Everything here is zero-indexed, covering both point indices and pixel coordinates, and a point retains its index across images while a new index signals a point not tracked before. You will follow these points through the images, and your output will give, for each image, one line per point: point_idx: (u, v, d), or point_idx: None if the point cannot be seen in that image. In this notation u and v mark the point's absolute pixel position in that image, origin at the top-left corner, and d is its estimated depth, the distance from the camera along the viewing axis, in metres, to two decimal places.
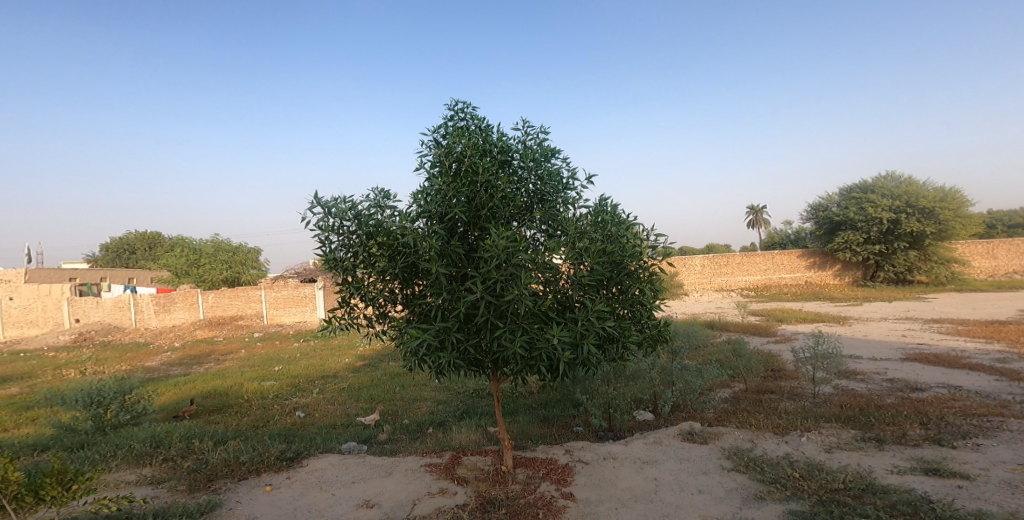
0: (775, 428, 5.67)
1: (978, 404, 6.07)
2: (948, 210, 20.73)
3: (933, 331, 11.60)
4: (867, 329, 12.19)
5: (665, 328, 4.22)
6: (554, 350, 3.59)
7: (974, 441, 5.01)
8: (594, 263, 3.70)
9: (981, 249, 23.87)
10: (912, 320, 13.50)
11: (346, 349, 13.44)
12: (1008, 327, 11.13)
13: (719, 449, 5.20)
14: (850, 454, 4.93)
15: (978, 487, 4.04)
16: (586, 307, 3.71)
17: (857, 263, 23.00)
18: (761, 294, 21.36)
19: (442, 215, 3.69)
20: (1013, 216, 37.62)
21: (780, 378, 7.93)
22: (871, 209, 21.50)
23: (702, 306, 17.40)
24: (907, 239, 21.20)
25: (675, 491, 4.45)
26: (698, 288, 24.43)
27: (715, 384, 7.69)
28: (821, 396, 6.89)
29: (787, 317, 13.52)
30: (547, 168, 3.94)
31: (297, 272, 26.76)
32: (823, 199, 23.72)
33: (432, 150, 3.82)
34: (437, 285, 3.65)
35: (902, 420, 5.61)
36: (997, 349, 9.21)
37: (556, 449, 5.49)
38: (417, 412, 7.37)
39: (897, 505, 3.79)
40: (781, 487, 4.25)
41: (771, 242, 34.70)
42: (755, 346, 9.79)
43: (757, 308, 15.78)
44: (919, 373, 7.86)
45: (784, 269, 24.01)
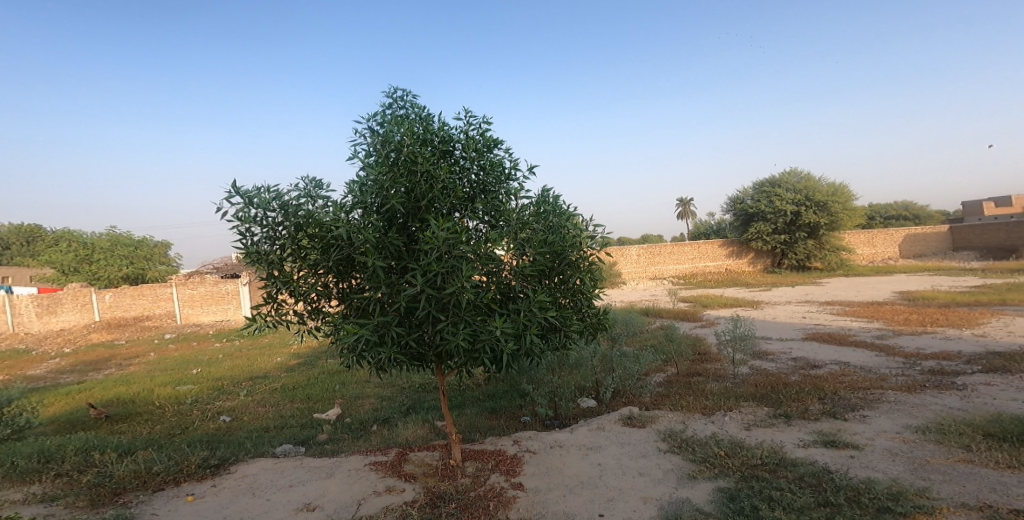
0: (703, 409, 6.00)
1: (863, 378, 6.79)
2: (839, 203, 22.94)
3: (826, 312, 12.89)
4: (775, 311, 13.31)
5: (604, 317, 4.28)
6: (498, 342, 3.54)
7: (862, 412, 5.58)
8: (535, 253, 3.72)
9: (864, 238, 26.73)
10: (811, 302, 14.92)
11: (279, 348, 12.70)
12: (885, 308, 12.61)
13: (656, 431, 5.43)
14: (765, 430, 5.32)
15: (866, 455, 4.49)
16: (528, 297, 3.70)
17: (767, 252, 24.96)
18: (689, 281, 22.50)
19: (379, 207, 3.53)
20: (889, 209, 42.37)
21: (707, 361, 8.43)
22: (778, 201, 23.36)
23: (639, 295, 18.12)
24: (806, 229, 23.31)
25: (619, 475, 4.60)
26: (634, 277, 24.99)
27: (650, 369, 8.05)
28: (740, 376, 7.41)
29: (710, 302, 14.41)
30: (489, 159, 3.87)
31: (216, 267, 24.86)
32: (738, 193, 25.41)
33: (367, 139, 3.65)
34: (375, 279, 3.49)
35: (804, 395, 6.15)
36: (878, 327, 10.39)
37: (504, 440, 5.50)
38: (360, 409, 7.12)
39: (804, 476, 4.14)
40: (709, 465, 4.51)
41: (699, 232, 36.74)
42: (685, 331, 10.35)
43: (686, 295, 16.67)
44: (818, 351, 8.67)
45: (708, 258, 25.32)
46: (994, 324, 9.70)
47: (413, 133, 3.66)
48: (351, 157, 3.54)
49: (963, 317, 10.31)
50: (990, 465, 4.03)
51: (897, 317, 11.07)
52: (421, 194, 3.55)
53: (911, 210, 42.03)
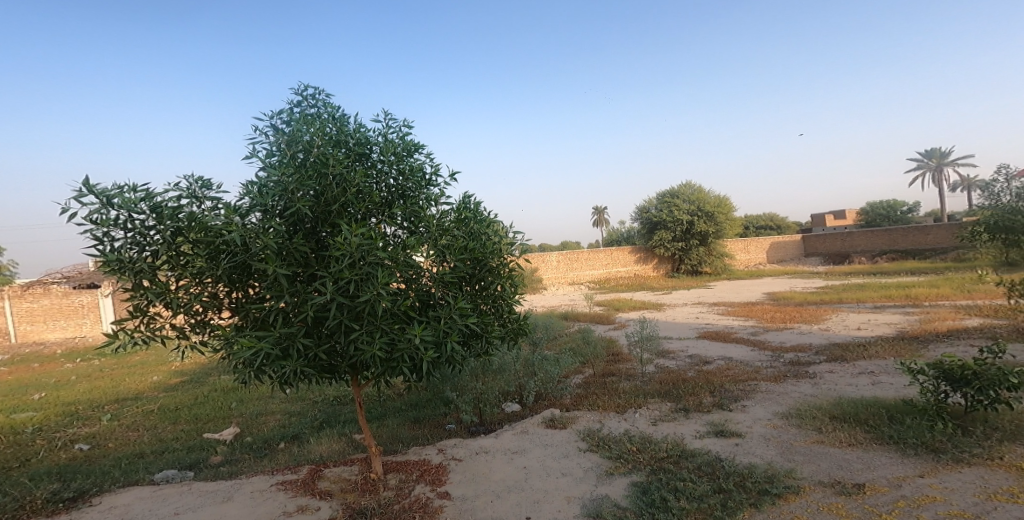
0: (617, 407, 6.26)
1: (742, 371, 7.38)
2: (723, 214, 25.33)
3: (714, 312, 14.17)
4: (674, 312, 14.39)
5: (524, 322, 4.23)
6: (417, 351, 3.32)
7: (742, 403, 5.90)
8: (456, 260, 3.59)
9: (741, 245, 29.30)
10: (702, 303, 16.33)
11: (153, 366, 11.52)
12: (758, 307, 14.13)
13: (575, 432, 5.51)
14: (668, 424, 5.45)
15: (748, 442, 4.50)
16: (448, 304, 3.52)
17: (668, 258, 26.89)
18: (604, 286, 23.20)
19: (282, 210, 3.18)
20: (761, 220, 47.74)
21: (619, 360, 8.87)
22: (676, 211, 25.30)
23: (557, 298, 18.75)
24: (698, 237, 25.49)
25: (543, 477, 4.58)
26: (554, 282, 24.07)
27: (569, 371, 8.32)
28: (647, 374, 7.86)
29: (621, 305, 15.20)
30: (409, 164, 3.66)
31: (65, 275, 21.84)
32: (643, 203, 27.07)
33: (270, 138, 3.28)
34: (276, 287, 3.13)
35: (699, 390, 6.56)
36: (753, 324, 11.61)
37: (427, 450, 5.41)
38: (264, 427, 6.65)
39: (701, 466, 4.08)
40: (624, 462, 4.52)
41: (613, 239, 38.50)
42: (599, 333, 10.84)
43: (602, 299, 17.42)
44: (708, 347, 9.46)
45: (619, 264, 26.17)
46: (839, 318, 11.21)
47: (324, 134, 3.35)
48: (250, 156, 3.16)
49: (812, 314, 11.84)
50: (837, 444, 4.12)
51: (767, 315, 12.42)
52: (332, 198, 3.25)
53: (778, 222, 47.64)
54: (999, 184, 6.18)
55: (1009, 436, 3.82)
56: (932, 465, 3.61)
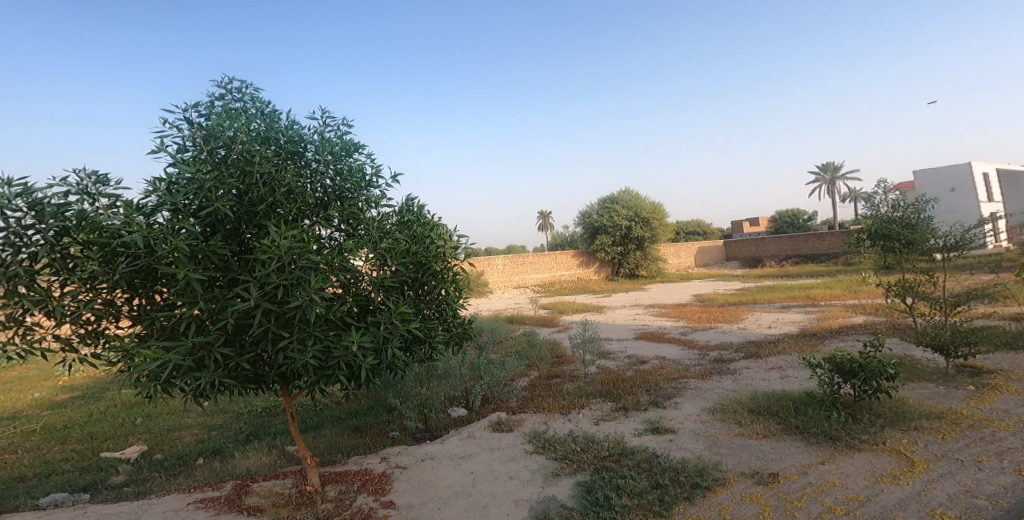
0: (561, 408, 6.21)
1: (674, 369, 7.64)
2: (658, 220, 26.44)
3: (650, 313, 14.73)
4: (614, 315, 14.81)
5: (471, 326, 3.97)
6: (355, 358, 3.01)
7: (674, 400, 5.99)
8: (398, 264, 3.26)
9: (671, 250, 30.90)
10: (638, 305, 16.93)
11: (36, 381, 10.48)
12: (688, 308, 14.82)
13: (523, 434, 5.35)
14: (609, 423, 5.43)
15: (681, 437, 4.53)
16: (389, 309, 3.22)
17: (608, 262, 27.68)
18: (548, 290, 23.47)
19: (197, 210, 2.77)
20: (689, 227, 50.37)
21: (563, 363, 8.97)
22: (615, 217, 26.14)
23: (502, 302, 18.88)
24: (635, 242, 26.44)
25: (491, 480, 4.38)
26: (500, 287, 24.00)
27: (515, 375, 8.30)
28: (590, 375, 7.98)
29: (564, 309, 15.48)
30: (348, 164, 3.34)
31: None
32: (585, 209, 27.73)
33: (184, 131, 2.87)
34: (187, 294, 2.73)
35: (636, 389, 6.66)
36: (683, 324, 12.15)
37: (370, 459, 5.17)
38: (178, 442, 6.23)
39: (639, 463, 4.08)
40: (569, 462, 4.40)
41: (556, 244, 39.33)
42: (544, 336, 10.96)
43: (546, 302, 17.65)
44: (645, 348, 9.78)
45: (564, 267, 26.53)
46: (754, 318, 11.98)
47: (250, 129, 2.97)
48: (158, 150, 2.74)
49: (732, 314, 12.58)
50: (755, 436, 4.25)
51: (694, 316, 13.06)
52: (258, 198, 2.87)
53: (705, 228, 50.46)
54: (878, 195, 6.13)
55: (888, 422, 4.16)
56: (830, 452, 3.82)
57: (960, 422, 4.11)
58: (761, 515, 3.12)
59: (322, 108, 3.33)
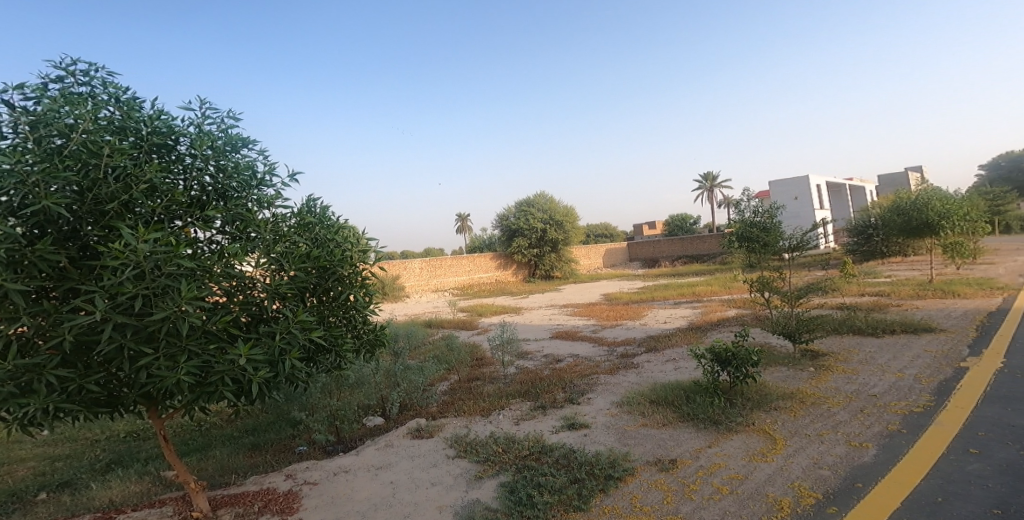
0: (482, 411, 6.19)
1: (587, 366, 7.93)
2: (570, 223, 27.42)
3: (565, 313, 15.22)
4: (531, 315, 15.10)
5: (383, 332, 3.66)
6: (242, 372, 2.61)
7: (588, 395, 6.23)
8: (296, 270, 2.97)
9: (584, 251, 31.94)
10: (554, 306, 17.43)
11: None
12: (599, 307, 15.51)
13: (443, 440, 5.24)
14: (529, 423, 5.52)
15: (596, 431, 4.70)
16: (285, 318, 2.87)
17: (525, 264, 28.16)
18: (468, 292, 23.33)
19: (20, 208, 2.24)
20: (596, 230, 52.90)
21: (483, 365, 9.00)
22: (531, 219, 26.72)
23: (419, 307, 18.49)
24: (550, 244, 27.23)
25: (411, 489, 4.18)
26: (417, 290, 23.05)
27: (434, 379, 8.17)
28: (509, 376, 8.05)
29: (483, 311, 15.53)
30: (233, 161, 2.93)
31: None
32: (502, 211, 28.02)
33: (6, 115, 2.34)
34: (8, 311, 2.22)
35: (552, 387, 6.83)
36: (595, 322, 12.68)
37: (273, 477, 4.74)
38: (11, 477, 5.28)
39: (558, 459, 4.18)
40: (492, 464, 4.38)
41: (471, 247, 39.45)
42: (463, 339, 10.92)
43: (464, 305, 17.58)
44: (561, 347, 10.07)
45: (482, 270, 26.51)
46: (653, 314, 12.81)
47: (98, 117, 2.48)
48: None
49: (635, 311, 13.38)
50: (657, 425, 4.53)
51: (604, 314, 13.68)
52: (107, 196, 2.39)
53: (613, 232, 53.27)
54: (742, 201, 6.48)
55: (755, 403, 4.59)
56: (715, 435, 4.14)
57: (805, 400, 4.65)
58: (664, 500, 3.27)
59: (201, 99, 2.93)
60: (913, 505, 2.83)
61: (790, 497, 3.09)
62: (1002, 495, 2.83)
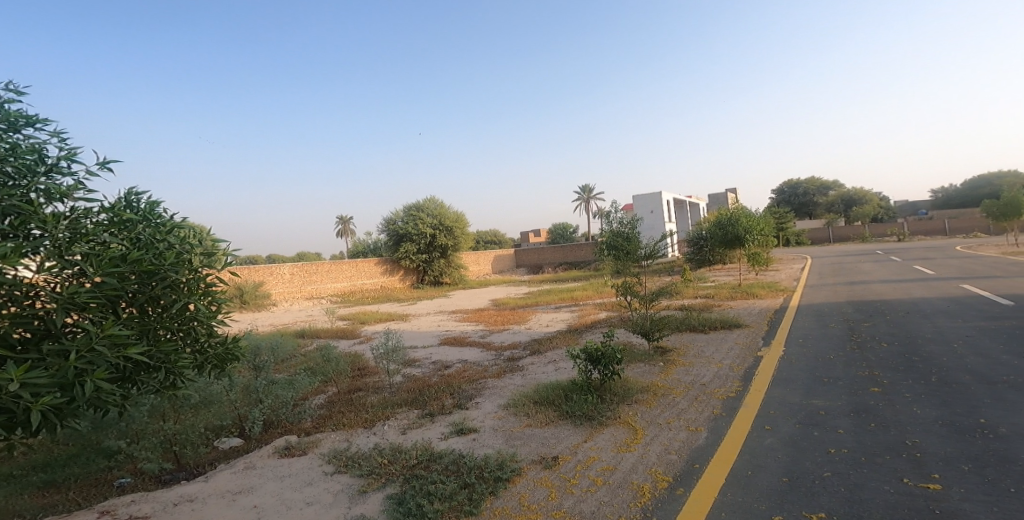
0: (365, 422, 5.98)
1: (476, 371, 8.02)
2: (460, 228, 27.67)
3: (454, 319, 15.24)
4: (419, 322, 14.90)
5: (235, 344, 3.28)
6: (15, 402, 2.00)
7: (477, 400, 6.31)
8: (105, 276, 2.31)
9: (474, 258, 32.12)
10: (443, 312, 17.37)
11: None
12: (489, 312, 15.78)
13: (319, 456, 4.98)
14: (417, 431, 5.46)
15: (484, 435, 4.78)
16: (87, 334, 2.27)
17: (413, 269, 27.75)
18: (347, 299, 22.27)
19: None
20: (485, 236, 53.82)
21: (365, 375, 8.70)
22: (420, 224, 26.55)
23: (291, 316, 17.23)
24: (439, 250, 27.21)
25: (281, 511, 3.90)
26: (287, 298, 21.29)
27: (308, 392, 7.76)
28: (395, 385, 7.85)
29: (367, 318, 15.04)
30: (8, 141, 2.22)
31: None
32: (391, 215, 27.37)
33: None
34: None
35: (441, 394, 6.79)
36: (484, 327, 12.87)
37: (81, 516, 4.09)
38: None
39: (448, 465, 4.16)
40: (377, 476, 4.23)
41: (353, 251, 37.92)
42: (342, 349, 10.42)
43: (345, 313, 16.78)
44: (449, 353, 10.06)
45: (365, 276, 25.26)
46: (537, 318, 13.38)
47: None
48: None
49: (522, 316, 13.82)
50: (541, 424, 4.74)
51: (492, 319, 13.96)
52: None
53: (501, 239, 54.57)
54: (610, 212, 7.04)
55: (620, 397, 5.01)
56: (589, 430, 4.44)
57: (657, 391, 5.17)
58: (549, 496, 3.41)
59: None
60: (738, 483, 3.20)
61: (649, 483, 3.41)
62: (790, 463, 3.37)
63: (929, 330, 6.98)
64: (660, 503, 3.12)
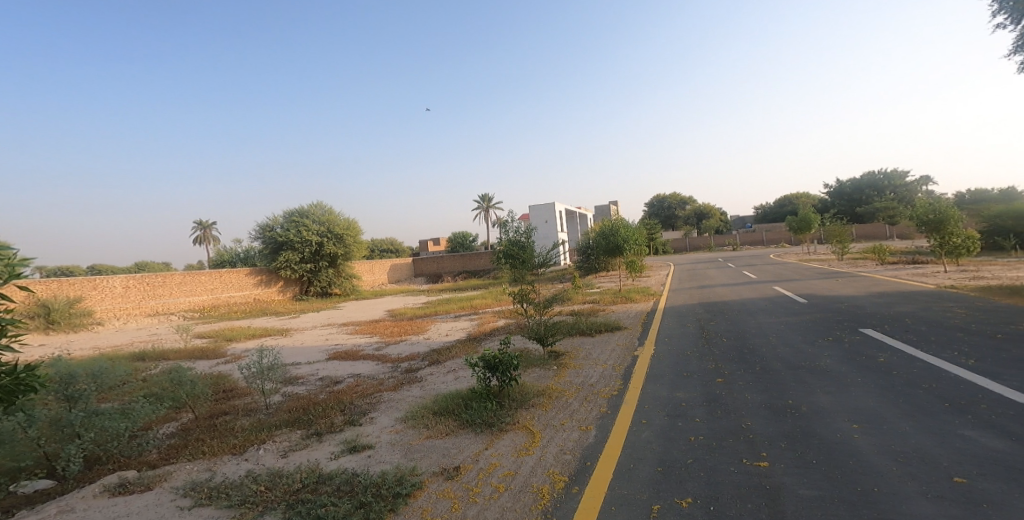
0: (234, 449, 5.20)
1: (370, 385, 7.73)
2: (351, 236, 26.59)
3: (343, 332, 14.51)
4: (302, 336, 14.01)
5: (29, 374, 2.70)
6: None
7: (371, 415, 6.07)
8: None
9: (369, 266, 30.94)
10: (331, 325, 16.52)
11: None
12: (382, 323, 15.30)
13: (168, 490, 4.24)
14: (301, 452, 5.04)
15: (380, 450, 4.62)
16: None
17: (295, 280, 26.14)
18: (207, 314, 20.11)
19: None
20: (377, 244, 52.18)
21: (232, 398, 7.87)
22: (305, 232, 25.19)
23: (129, 335, 15.19)
24: (327, 259, 25.97)
25: None
26: (124, 314, 18.66)
27: (155, 423, 6.70)
28: (273, 406, 7.16)
29: (235, 336, 13.75)
30: None
31: None
32: (268, 220, 25.54)
33: None
34: None
35: (329, 411, 6.38)
36: (378, 339, 12.44)
37: None
38: None
39: (339, 486, 3.93)
40: (251, 505, 3.82)
41: (222, 260, 34.68)
42: (203, 372, 9.41)
43: (202, 331, 15.22)
44: (337, 368, 9.59)
45: (231, 288, 23.09)
46: (436, 328, 13.25)
47: None
48: None
49: (419, 326, 13.57)
50: (440, 435, 4.68)
51: (387, 330, 13.57)
52: None
53: (395, 247, 53.27)
54: (512, 222, 7.19)
55: (518, 402, 5.10)
56: (489, 437, 4.46)
57: (552, 394, 5.34)
58: (452, 508, 3.36)
59: None
60: (621, 477, 3.38)
61: (548, 484, 3.49)
62: (663, 454, 3.63)
63: (760, 325, 8.01)
64: (559, 503, 3.20)
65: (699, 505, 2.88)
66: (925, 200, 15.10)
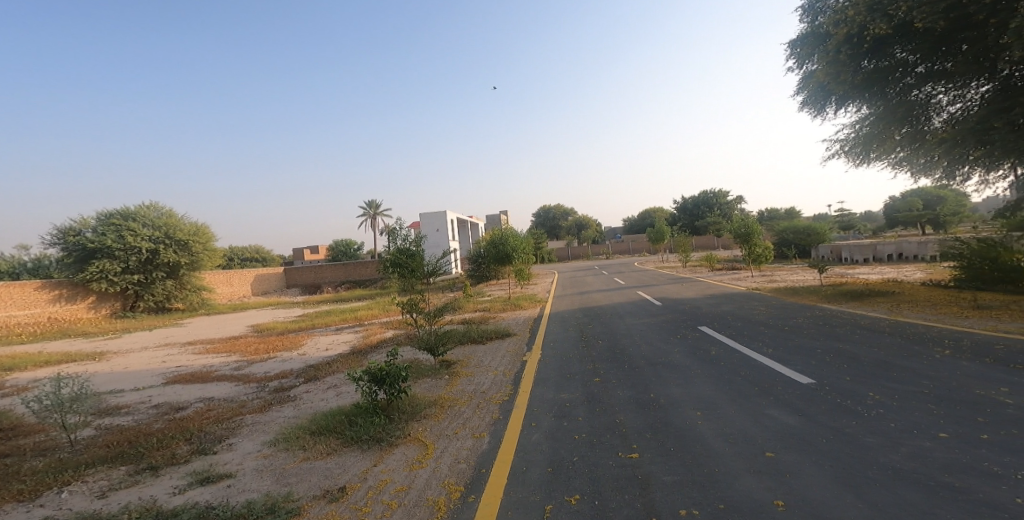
0: (22, 495, 4.38)
1: (226, 409, 7.01)
2: (198, 242, 24.03)
3: (189, 353, 12.88)
4: (129, 361, 12.17)
5: None
6: None
7: (228, 442, 5.51)
8: None
9: (222, 277, 28.11)
10: (171, 344, 14.62)
11: None
12: (243, 341, 13.94)
13: None
14: (126, 491, 4.34)
15: (241, 479, 4.23)
16: None
17: (114, 294, 22.62)
18: None
19: None
20: (236, 252, 47.58)
21: (20, 436, 6.41)
22: (130, 237, 22.00)
23: None
24: (164, 269, 23.08)
25: None
26: None
27: None
28: (81, 441, 5.94)
29: (17, 366, 11.48)
30: None
31: None
32: (73, 222, 21.74)
33: None
34: None
35: (169, 441, 5.59)
36: (237, 359, 11.32)
37: None
38: None
39: None
40: None
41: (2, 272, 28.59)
42: None
43: None
44: (180, 393, 8.52)
45: (12, 306, 19.18)
46: (312, 342, 12.48)
47: None
48: None
49: (294, 341, 12.66)
50: (320, 455, 4.42)
51: (252, 348, 12.43)
52: None
53: (257, 255, 48.98)
54: (402, 230, 7.06)
55: (409, 415, 5.01)
56: (378, 453, 4.32)
57: (445, 404, 5.33)
58: None
59: None
60: (518, 480, 3.49)
61: (442, 495, 3.48)
62: (551, 454, 3.81)
63: (627, 326, 8.71)
64: (451, 514, 3.21)
65: (587, 500, 3.06)
66: (740, 216, 17.53)
